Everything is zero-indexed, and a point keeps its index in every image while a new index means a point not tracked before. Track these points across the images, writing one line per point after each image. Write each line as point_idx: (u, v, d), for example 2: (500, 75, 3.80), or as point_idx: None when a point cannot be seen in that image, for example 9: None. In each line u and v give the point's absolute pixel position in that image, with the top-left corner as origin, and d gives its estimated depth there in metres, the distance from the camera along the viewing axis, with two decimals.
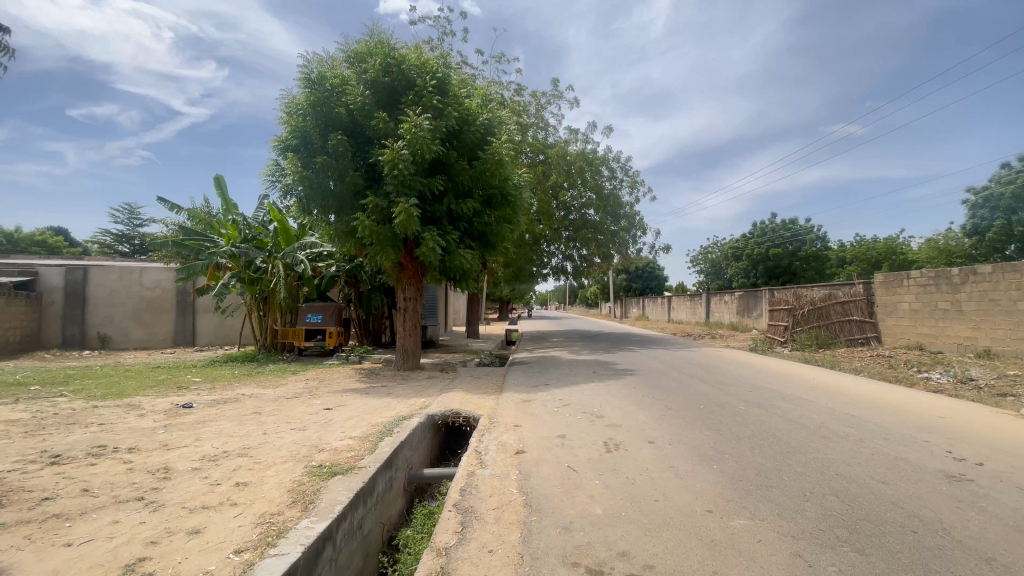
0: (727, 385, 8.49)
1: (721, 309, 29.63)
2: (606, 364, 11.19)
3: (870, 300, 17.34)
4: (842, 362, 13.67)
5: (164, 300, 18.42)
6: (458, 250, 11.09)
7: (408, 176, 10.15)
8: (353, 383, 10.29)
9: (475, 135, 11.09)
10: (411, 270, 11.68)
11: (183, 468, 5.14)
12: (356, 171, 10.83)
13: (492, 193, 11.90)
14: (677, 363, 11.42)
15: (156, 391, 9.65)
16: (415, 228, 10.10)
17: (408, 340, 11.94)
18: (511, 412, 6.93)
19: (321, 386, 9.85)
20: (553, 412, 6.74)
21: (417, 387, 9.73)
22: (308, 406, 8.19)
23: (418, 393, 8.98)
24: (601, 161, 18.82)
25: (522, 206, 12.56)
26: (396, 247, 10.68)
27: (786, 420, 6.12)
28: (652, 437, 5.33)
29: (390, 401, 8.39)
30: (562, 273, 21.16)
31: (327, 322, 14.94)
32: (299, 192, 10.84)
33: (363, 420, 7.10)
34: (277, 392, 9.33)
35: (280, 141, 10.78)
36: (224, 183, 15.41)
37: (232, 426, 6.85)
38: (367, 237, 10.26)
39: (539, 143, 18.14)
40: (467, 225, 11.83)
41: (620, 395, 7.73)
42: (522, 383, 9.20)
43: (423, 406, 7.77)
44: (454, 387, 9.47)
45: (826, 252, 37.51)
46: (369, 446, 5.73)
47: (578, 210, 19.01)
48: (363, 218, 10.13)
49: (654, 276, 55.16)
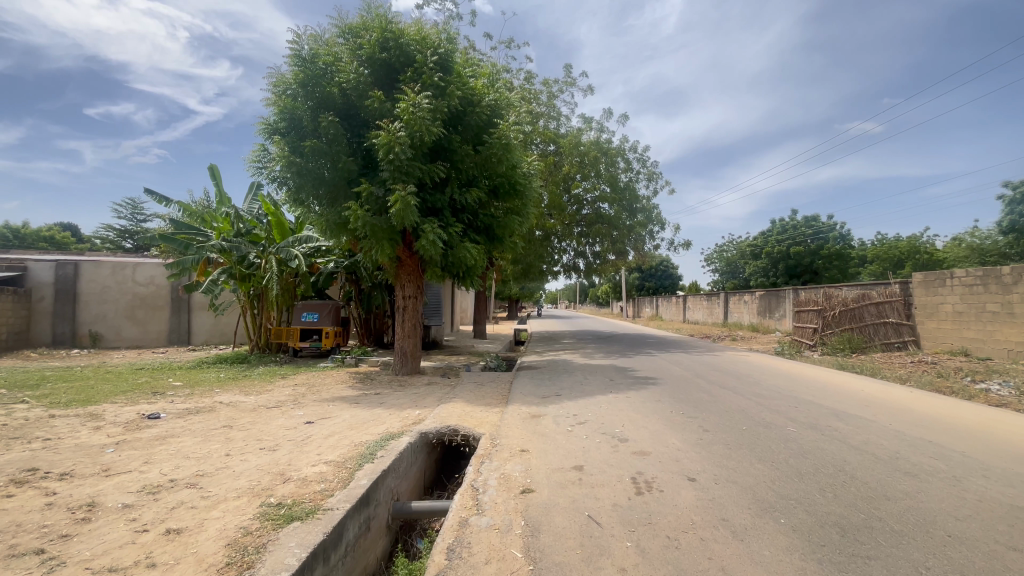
0: (765, 398, 7.38)
1: (740, 309, 28.35)
2: (624, 371, 10.11)
3: (908, 300, 16.19)
4: (882, 370, 12.45)
5: (157, 297, 17.66)
6: (461, 244, 10.07)
7: (406, 161, 9.13)
8: (344, 390, 9.33)
9: (480, 117, 10.06)
10: (412, 266, 10.69)
11: (112, 504, 4.20)
12: (350, 156, 9.84)
13: (498, 181, 10.88)
14: (702, 370, 10.31)
15: (128, 398, 8.78)
16: (412, 219, 9.09)
17: (406, 343, 10.94)
18: (517, 430, 5.89)
19: (308, 393, 8.91)
20: (567, 432, 5.71)
21: (415, 396, 8.72)
22: (289, 418, 7.24)
23: (414, 403, 7.97)
24: (617, 151, 17.71)
25: (531, 197, 11.54)
26: (393, 240, 9.67)
27: (853, 450, 5.01)
28: (692, 473, 4.29)
29: (381, 413, 7.39)
30: (574, 271, 20.09)
31: (324, 320, 13.86)
32: (289, 180, 9.88)
33: (347, 437, 6.13)
34: (259, 400, 8.40)
35: (267, 123, 9.79)
36: (218, 173, 14.40)
37: (194, 444, 5.92)
38: (360, 229, 9.26)
39: (551, 133, 17.12)
40: (471, 217, 10.84)
41: (645, 410, 6.68)
42: (531, 392, 8.16)
43: (417, 420, 6.76)
44: (456, 396, 8.45)
45: (849, 251, 36.00)
46: (344, 475, 4.72)
47: (592, 203, 17.91)
48: (356, 208, 9.12)
49: (668, 274, 53.89)
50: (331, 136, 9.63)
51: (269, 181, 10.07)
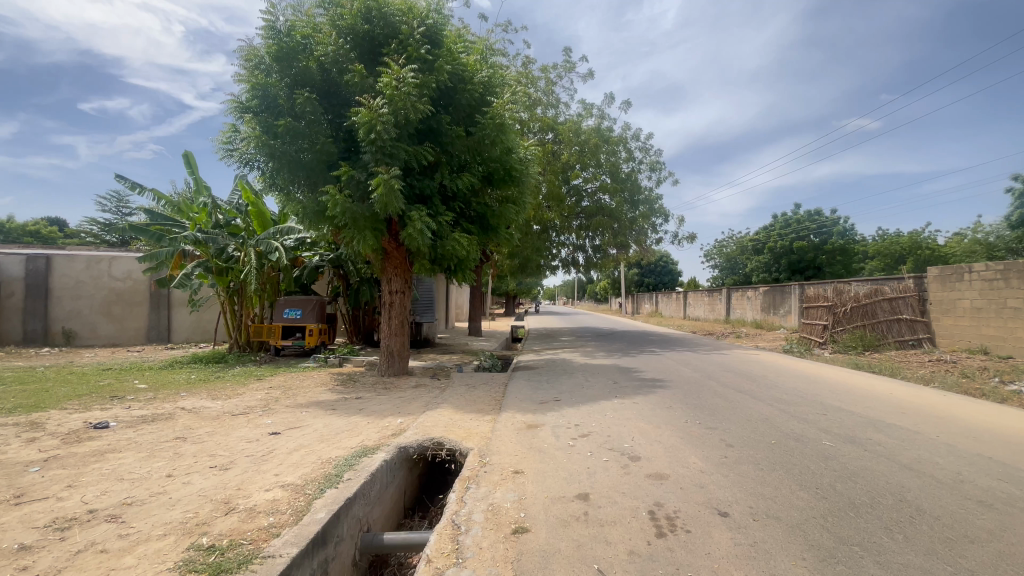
0: (788, 405, 6.61)
1: (742, 305, 27.63)
2: (628, 372, 9.32)
3: (922, 296, 15.44)
4: (902, 370, 11.67)
5: (135, 293, 16.80)
6: (451, 234, 9.25)
7: (390, 142, 8.27)
8: (322, 393, 8.52)
9: (473, 96, 9.22)
10: (399, 258, 9.85)
11: (5, 548, 3.40)
12: (330, 138, 8.98)
13: (492, 167, 10.07)
14: (713, 371, 9.53)
15: (82, 403, 7.98)
16: (397, 207, 8.25)
17: (393, 341, 10.12)
18: (510, 445, 5.09)
19: (282, 398, 8.10)
20: (569, 447, 4.91)
21: (400, 401, 7.92)
22: (254, 427, 6.44)
23: (397, 410, 7.17)
24: (619, 139, 16.85)
25: (528, 185, 10.73)
26: (377, 230, 8.83)
27: (907, 473, 4.24)
28: (722, 505, 3.50)
29: (359, 422, 6.59)
30: (573, 265, 19.29)
31: (307, 318, 12.94)
32: (263, 163, 9.01)
33: (314, 452, 5.34)
34: (225, 405, 7.60)
35: (238, 101, 8.89)
36: (193, 160, 13.50)
37: (135, 462, 5.12)
38: (340, 217, 8.39)
39: (549, 120, 16.25)
40: (463, 205, 10.02)
41: (656, 419, 5.90)
42: (527, 397, 7.35)
43: (397, 431, 5.97)
44: (444, 401, 7.64)
45: (852, 246, 35.24)
46: (300, 505, 3.92)
47: (592, 194, 17.09)
48: (334, 193, 8.26)
49: (667, 270, 53.16)
50: (309, 115, 8.76)
51: (241, 165, 9.18)
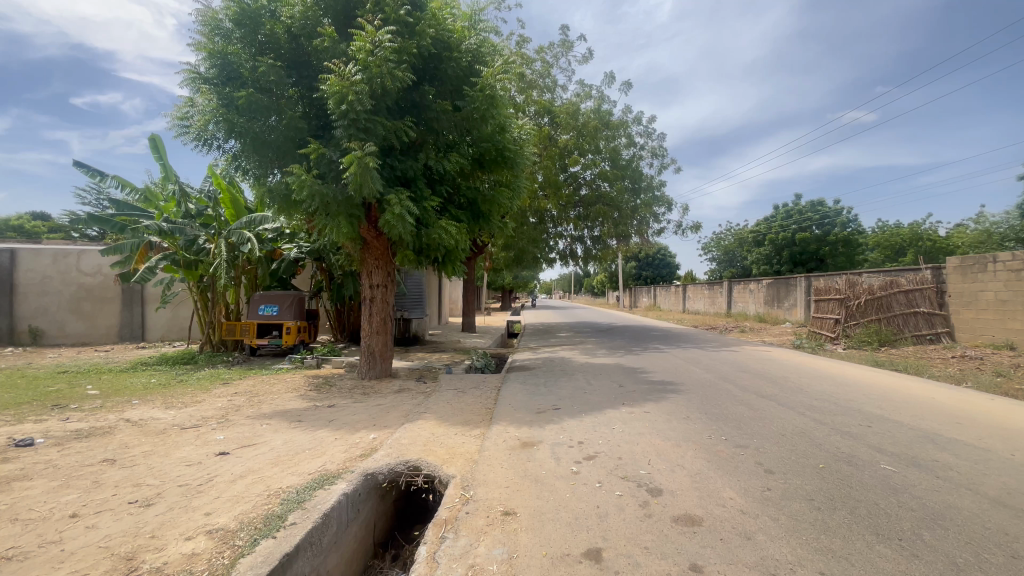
0: (824, 414, 5.72)
1: (745, 299, 26.76)
2: (634, 373, 8.40)
3: (941, 288, 14.59)
4: (928, 367, 10.78)
5: (106, 288, 15.73)
6: (437, 221, 8.29)
7: (366, 115, 7.29)
8: (292, 400, 7.57)
9: (460, 65, 8.25)
10: (380, 249, 8.89)
11: None
12: (300, 113, 7.98)
13: (483, 148, 9.13)
14: (727, 372, 8.63)
15: (16, 412, 7.00)
16: (374, 189, 7.28)
17: (374, 340, 9.15)
18: (501, 471, 4.18)
19: (245, 406, 7.15)
20: (572, 475, 4.01)
21: (378, 409, 6.97)
22: (202, 444, 5.49)
23: (373, 421, 6.22)
24: (619, 123, 15.88)
25: (522, 168, 9.79)
26: (353, 217, 7.88)
27: (1000, 513, 3.36)
28: (785, 570, 2.61)
29: (325, 439, 5.63)
30: (571, 258, 18.35)
31: (285, 315, 11.89)
32: (225, 141, 8.04)
33: (265, 480, 4.41)
34: (177, 416, 6.63)
35: (195, 71, 7.88)
36: (160, 144, 12.43)
37: (41, 496, 4.16)
38: (309, 201, 7.43)
39: (545, 102, 15.23)
40: (450, 190, 9.07)
41: (673, 433, 5.01)
42: (522, 405, 6.42)
43: (368, 451, 5.04)
44: (427, 409, 6.70)
45: (856, 236, 34.33)
46: (225, 564, 3.01)
47: (591, 182, 16.16)
48: (302, 173, 7.27)
49: (665, 263, 52.26)
50: (275, 86, 7.80)
51: (201, 143, 8.19)
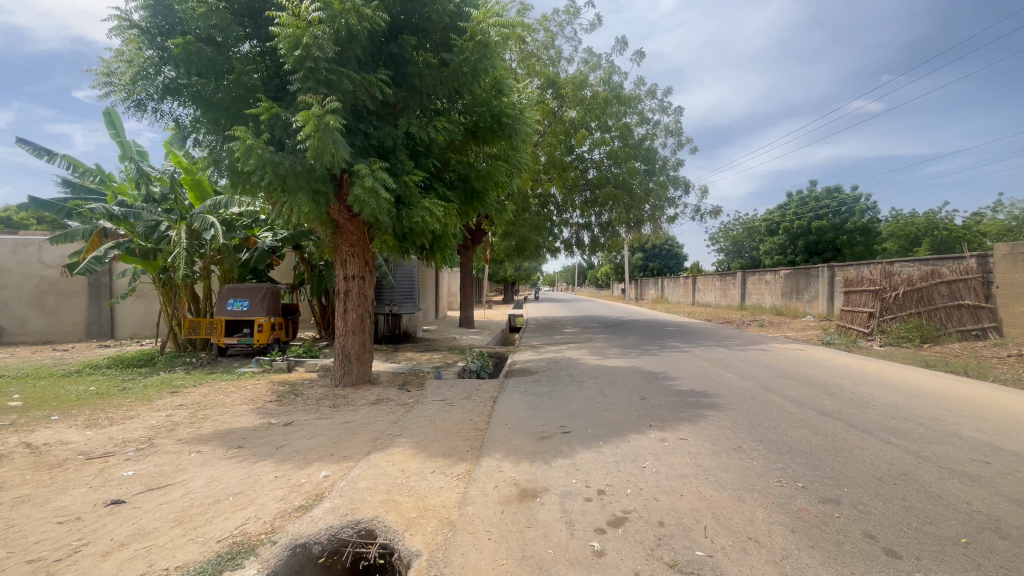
0: (921, 445, 4.33)
1: (760, 291, 25.32)
2: (658, 380, 7.01)
3: (987, 278, 12.99)
4: (991, 370, 9.32)
5: (71, 280, 14.39)
6: (419, 198, 6.90)
7: (328, 65, 5.88)
8: (243, 416, 6.23)
9: (448, 7, 6.85)
10: (356, 234, 7.52)
11: None
12: (252, 67, 6.59)
13: (476, 112, 7.77)
14: (767, 378, 7.23)
15: None
16: (339, 156, 5.86)
17: (350, 342, 7.78)
18: (489, 547, 2.83)
19: (182, 426, 5.82)
20: (595, 559, 2.64)
21: (342, 429, 5.60)
22: (99, 488, 4.17)
23: (329, 449, 4.85)
24: (631, 97, 14.40)
25: (522, 140, 8.41)
26: (317, 193, 6.48)
27: None
28: None
29: (262, 477, 4.28)
30: (578, 247, 16.95)
31: (256, 310, 10.53)
32: (161, 102, 6.67)
33: (151, 555, 3.08)
34: (91, 442, 5.32)
35: (123, 17, 6.51)
36: (116, 119, 11.05)
37: None
38: (259, 172, 6.03)
39: (549, 73, 13.65)
40: (437, 165, 7.70)
41: (729, 478, 3.63)
42: (521, 427, 5.06)
43: (311, 502, 3.69)
44: (403, 431, 5.33)
45: (876, 224, 32.14)
46: None
47: (600, 163, 14.72)
48: (246, 136, 5.83)
49: (673, 255, 50.78)
50: (221, 33, 6.42)
51: (135, 104, 6.81)
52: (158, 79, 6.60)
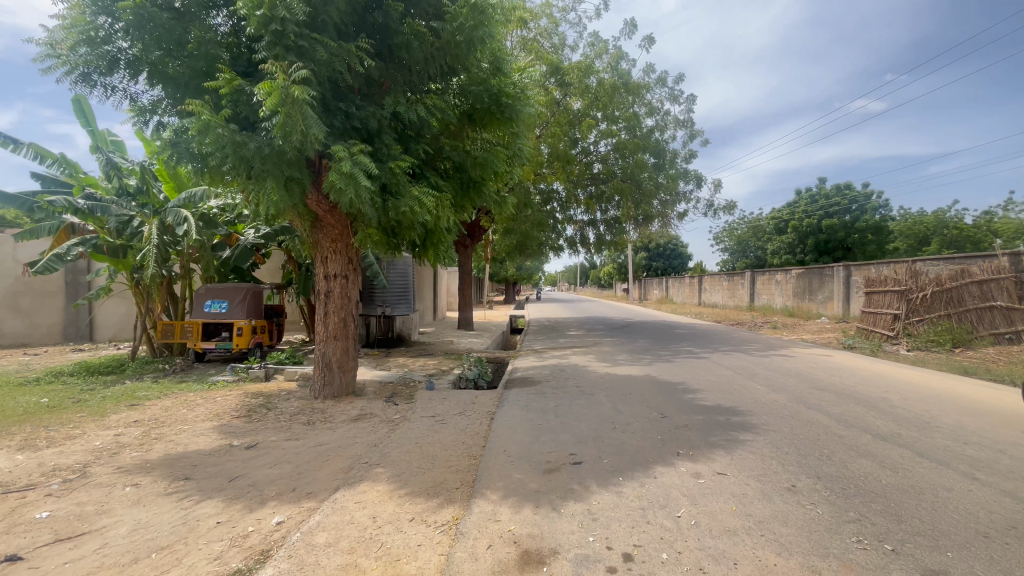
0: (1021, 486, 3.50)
1: (770, 291, 24.45)
2: (678, 393, 6.16)
3: (1021, 278, 12.15)
4: None
5: (45, 280, 13.55)
6: (408, 186, 6.06)
7: (298, 29, 5.10)
8: (202, 436, 5.40)
9: None
10: (338, 228, 6.71)
11: None
12: (214, 36, 5.78)
13: (473, 91, 6.94)
14: (801, 390, 6.38)
15: None
16: (311, 135, 5.03)
17: (330, 348, 6.94)
18: None
19: (127, 450, 4.99)
20: None
21: (312, 454, 4.76)
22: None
23: (291, 483, 4.01)
24: (640, 85, 13.56)
25: (524, 125, 7.59)
26: (290, 180, 5.66)
27: None
28: None
29: (202, 522, 3.45)
30: (582, 245, 16.11)
31: (235, 312, 9.71)
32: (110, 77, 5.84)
33: None
34: (14, 472, 4.49)
35: None
36: (87, 107, 10.28)
37: None
38: (220, 154, 5.24)
39: (553, 58, 12.78)
40: (429, 152, 6.88)
41: (794, 536, 2.79)
42: (523, 454, 4.22)
43: (251, 566, 2.85)
44: (382, 457, 4.50)
45: (886, 222, 31.31)
46: None
47: (606, 155, 13.90)
48: (203, 110, 5.02)
49: (677, 254, 49.92)
50: None
51: (83, 78, 5.97)
52: (106, 47, 5.71)
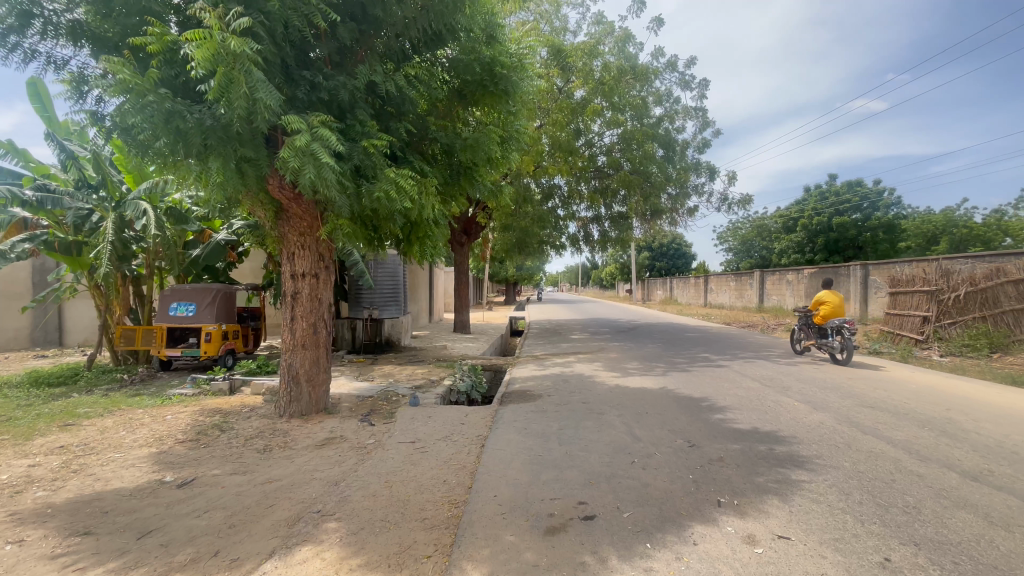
0: None
1: (780, 291, 23.48)
2: (704, 413, 5.21)
3: None
4: None
5: (10, 281, 12.62)
6: (383, 168, 5.13)
7: None
8: (132, 468, 4.46)
9: None
10: (306, 220, 5.77)
11: None
12: None
13: (462, 62, 6.04)
14: (848, 408, 5.43)
15: None
16: (256, 99, 4.09)
17: (297, 360, 6.00)
18: None
19: (32, 488, 4.05)
20: None
21: (257, 495, 3.82)
22: None
23: (215, 543, 3.07)
24: (648, 70, 12.65)
25: (522, 104, 6.67)
26: (241, 160, 4.73)
27: None
28: None
29: None
30: (585, 243, 15.16)
31: (204, 316, 8.80)
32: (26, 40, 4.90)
33: None
34: None
35: None
36: (43, 92, 9.39)
37: None
38: (150, 127, 4.32)
39: (555, 41, 11.87)
40: (412, 131, 5.95)
41: None
42: (518, 502, 3.28)
43: None
44: (341, 502, 3.56)
45: (899, 220, 30.24)
46: None
47: (612, 146, 12.98)
48: (125, 70, 4.10)
49: (681, 254, 48.91)
50: None
51: None
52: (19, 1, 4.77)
